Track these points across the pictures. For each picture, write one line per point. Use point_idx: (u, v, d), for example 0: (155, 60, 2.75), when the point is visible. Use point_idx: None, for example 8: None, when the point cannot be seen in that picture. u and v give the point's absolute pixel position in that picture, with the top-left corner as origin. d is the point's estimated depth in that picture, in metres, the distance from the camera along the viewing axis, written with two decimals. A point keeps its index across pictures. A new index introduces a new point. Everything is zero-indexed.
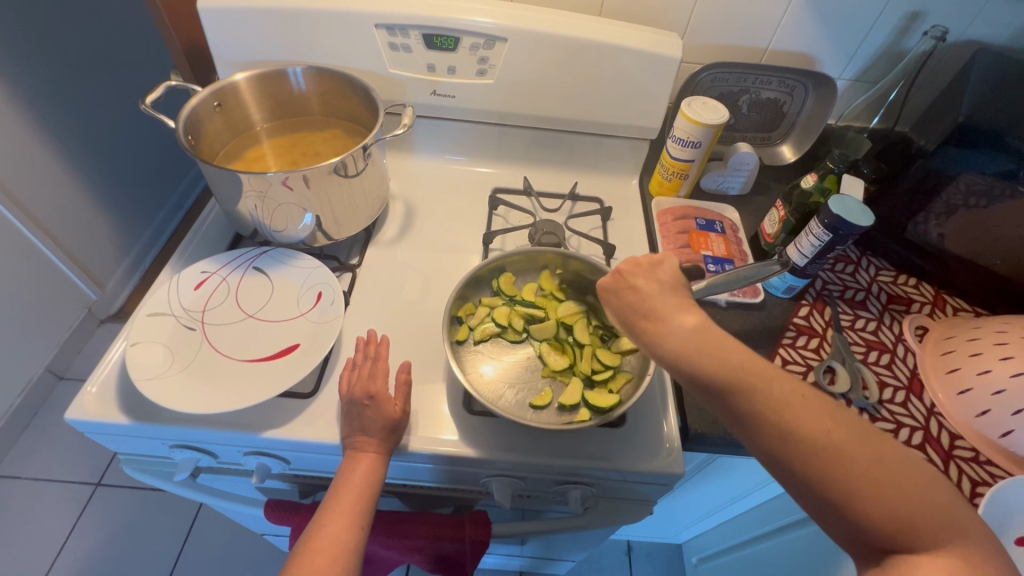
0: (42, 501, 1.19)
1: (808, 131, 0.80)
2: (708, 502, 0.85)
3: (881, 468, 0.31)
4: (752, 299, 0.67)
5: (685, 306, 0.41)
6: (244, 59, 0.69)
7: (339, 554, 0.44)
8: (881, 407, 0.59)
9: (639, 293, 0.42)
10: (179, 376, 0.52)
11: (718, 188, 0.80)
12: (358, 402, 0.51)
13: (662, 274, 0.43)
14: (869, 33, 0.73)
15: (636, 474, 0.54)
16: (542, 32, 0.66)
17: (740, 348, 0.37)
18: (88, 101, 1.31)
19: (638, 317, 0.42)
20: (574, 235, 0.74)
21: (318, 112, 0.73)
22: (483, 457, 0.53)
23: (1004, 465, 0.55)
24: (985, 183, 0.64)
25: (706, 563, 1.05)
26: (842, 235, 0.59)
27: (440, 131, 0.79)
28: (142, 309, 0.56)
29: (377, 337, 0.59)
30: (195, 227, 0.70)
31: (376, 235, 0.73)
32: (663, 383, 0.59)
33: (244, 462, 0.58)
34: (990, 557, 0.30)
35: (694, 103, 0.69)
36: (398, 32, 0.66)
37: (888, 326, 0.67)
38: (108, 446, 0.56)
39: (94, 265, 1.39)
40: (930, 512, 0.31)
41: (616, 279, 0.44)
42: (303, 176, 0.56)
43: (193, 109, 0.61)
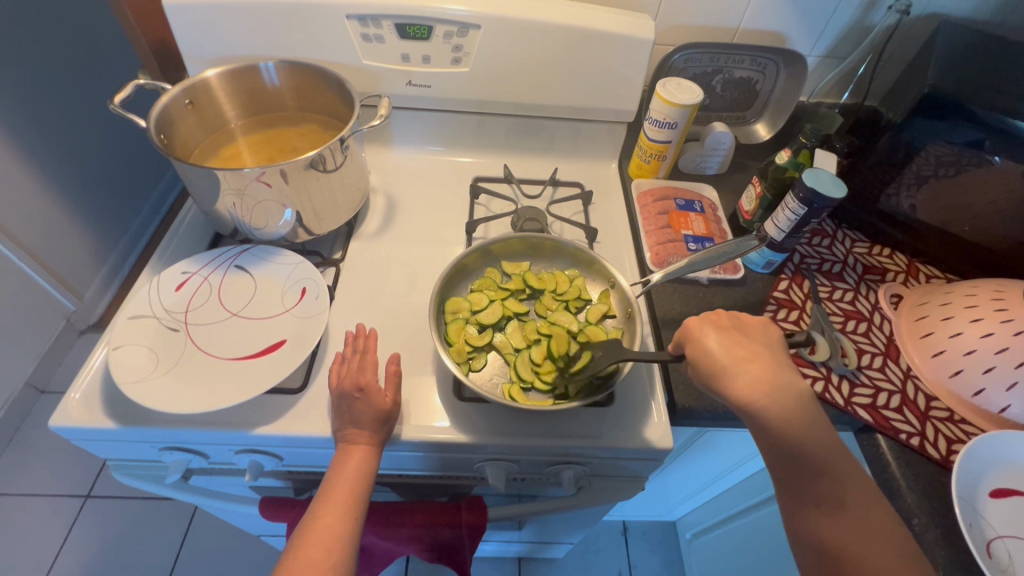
0: (29, 516, 1.17)
1: (782, 107, 0.81)
2: (699, 477, 0.87)
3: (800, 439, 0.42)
4: (733, 275, 0.69)
5: None
6: (214, 56, 0.68)
7: (334, 545, 0.44)
8: (859, 372, 0.61)
9: None
10: (165, 378, 0.51)
11: (696, 168, 0.81)
12: (349, 394, 0.51)
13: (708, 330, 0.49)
14: (837, 9, 0.74)
15: (626, 451, 0.55)
16: (513, 18, 0.66)
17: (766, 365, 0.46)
18: (55, 105, 1.28)
19: None
20: (556, 221, 0.75)
21: (293, 107, 0.72)
22: (475, 441, 0.54)
23: (976, 422, 0.57)
24: (954, 153, 0.65)
25: (700, 537, 1.08)
26: (817, 208, 0.61)
27: (417, 122, 0.79)
28: (123, 312, 0.55)
29: (365, 330, 0.59)
30: (173, 228, 0.69)
31: (359, 229, 0.73)
32: (650, 361, 0.61)
33: (236, 461, 0.57)
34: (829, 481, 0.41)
35: (669, 85, 0.70)
36: (371, 23, 0.66)
37: (864, 296, 0.68)
38: (97, 452, 0.55)
39: (70, 275, 1.35)
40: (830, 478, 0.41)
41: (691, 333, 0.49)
42: (280, 172, 0.55)
43: (164, 107, 0.60)
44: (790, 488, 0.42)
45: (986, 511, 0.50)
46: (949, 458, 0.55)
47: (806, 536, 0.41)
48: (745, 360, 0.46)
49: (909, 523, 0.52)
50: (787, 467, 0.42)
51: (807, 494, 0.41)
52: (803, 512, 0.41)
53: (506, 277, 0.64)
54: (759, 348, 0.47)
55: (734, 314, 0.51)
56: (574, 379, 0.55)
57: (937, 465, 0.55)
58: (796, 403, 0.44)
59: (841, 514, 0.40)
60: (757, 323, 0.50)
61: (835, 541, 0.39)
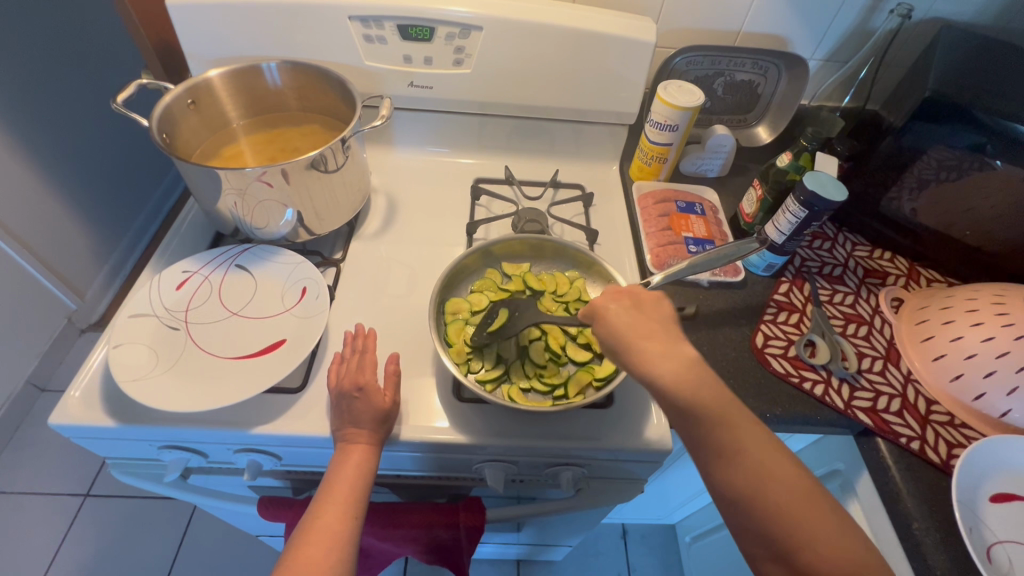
0: (28, 515, 1.17)
1: (783, 110, 0.81)
2: (698, 480, 0.87)
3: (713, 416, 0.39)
4: (734, 277, 0.69)
5: (652, 331, 0.43)
6: (217, 56, 0.68)
7: (333, 544, 0.44)
8: (860, 376, 0.61)
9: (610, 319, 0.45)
10: (164, 376, 0.51)
11: (697, 170, 0.81)
12: (348, 394, 0.51)
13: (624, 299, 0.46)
14: (839, 13, 0.74)
15: (624, 453, 0.55)
16: (514, 19, 0.66)
17: (656, 339, 0.42)
18: (59, 105, 1.28)
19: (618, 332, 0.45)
20: (557, 222, 0.75)
21: (296, 107, 0.73)
22: (474, 442, 0.54)
23: (977, 426, 0.57)
24: (956, 157, 0.65)
25: (700, 541, 1.07)
26: (818, 211, 0.61)
27: (419, 123, 0.79)
28: (123, 310, 0.55)
29: (364, 330, 0.58)
30: (175, 227, 0.69)
31: (359, 229, 0.73)
32: None
33: (235, 460, 0.57)
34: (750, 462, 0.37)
35: (670, 87, 0.70)
36: (373, 23, 0.66)
37: (865, 299, 0.68)
38: (96, 450, 0.55)
39: (72, 274, 1.36)
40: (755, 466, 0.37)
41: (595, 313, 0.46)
42: (281, 171, 0.56)
43: (167, 106, 0.60)
44: (691, 444, 0.40)
45: (985, 516, 0.50)
46: (949, 463, 0.54)
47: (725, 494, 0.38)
48: (642, 335, 0.43)
49: (908, 528, 0.52)
50: (687, 424, 0.39)
51: (708, 445, 0.39)
52: (711, 467, 0.39)
53: (506, 279, 0.64)
54: (653, 325, 0.44)
55: (635, 290, 0.47)
56: (572, 381, 0.55)
57: (937, 469, 0.54)
58: (681, 357, 0.41)
59: (741, 460, 0.37)
60: (655, 299, 0.46)
61: (750, 494, 0.37)
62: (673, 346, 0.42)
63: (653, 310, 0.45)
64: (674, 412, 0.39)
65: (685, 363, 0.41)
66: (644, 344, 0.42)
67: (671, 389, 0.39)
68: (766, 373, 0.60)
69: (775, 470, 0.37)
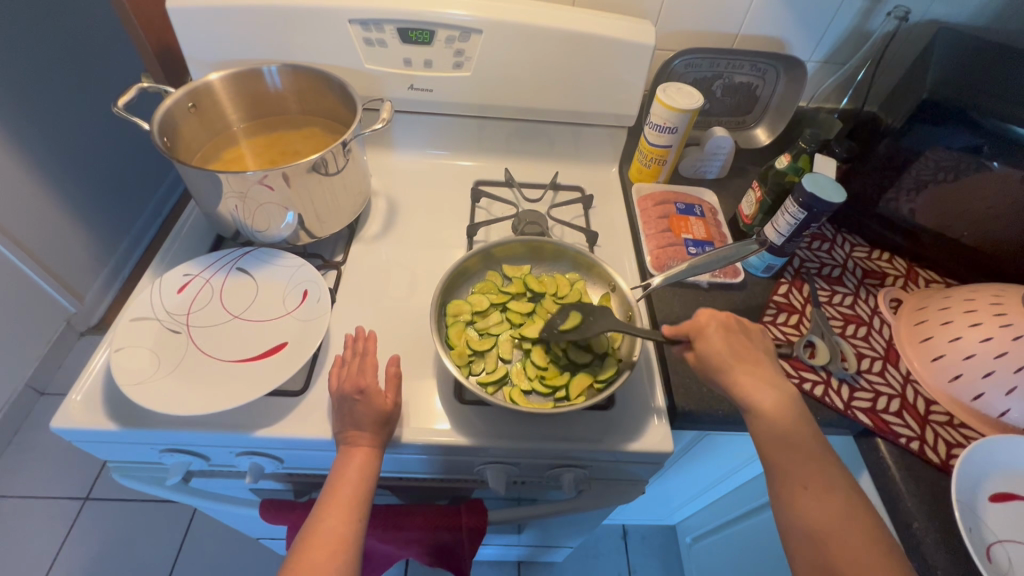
0: (28, 519, 1.17)
1: (781, 112, 0.81)
2: (698, 481, 0.87)
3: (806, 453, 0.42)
4: (733, 279, 0.69)
5: (750, 360, 0.48)
6: (217, 59, 0.68)
7: (337, 549, 0.45)
8: (859, 376, 0.61)
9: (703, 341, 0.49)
10: (166, 380, 0.51)
11: (696, 172, 0.81)
12: (350, 397, 0.51)
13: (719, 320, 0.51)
14: (836, 15, 0.75)
15: (626, 454, 0.55)
16: (514, 23, 0.66)
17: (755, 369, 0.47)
18: (58, 108, 1.28)
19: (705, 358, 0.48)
20: (557, 224, 0.75)
21: (296, 110, 0.73)
22: (476, 444, 0.54)
23: (976, 426, 0.57)
24: (953, 158, 0.66)
25: (700, 542, 1.07)
26: (817, 212, 0.61)
27: (419, 126, 0.79)
28: (125, 314, 0.55)
29: (364, 333, 0.59)
30: (175, 230, 0.69)
31: (359, 232, 0.73)
32: (651, 366, 0.61)
33: (236, 463, 0.57)
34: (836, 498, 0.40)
35: (669, 90, 0.70)
36: (373, 27, 0.66)
37: (864, 300, 0.69)
38: (97, 454, 0.55)
39: (71, 278, 1.36)
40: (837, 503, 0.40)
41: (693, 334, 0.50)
42: (282, 175, 0.56)
43: (168, 110, 0.60)
44: (779, 472, 0.43)
45: (984, 516, 0.50)
46: (948, 463, 0.55)
47: (792, 520, 0.41)
48: (747, 362, 0.48)
49: (909, 528, 0.53)
50: (778, 453, 0.43)
51: (792, 474, 0.42)
52: (791, 495, 0.41)
53: (507, 281, 0.64)
54: (758, 354, 0.49)
55: (741, 319, 0.51)
56: (573, 383, 0.55)
57: (936, 469, 0.55)
58: (786, 400, 0.45)
59: (829, 498, 0.40)
60: (760, 331, 0.51)
61: (825, 527, 0.39)
62: (778, 378, 0.47)
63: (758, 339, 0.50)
64: (762, 436, 0.44)
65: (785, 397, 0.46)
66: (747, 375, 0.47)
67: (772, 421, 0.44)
68: None
69: (853, 512, 0.40)
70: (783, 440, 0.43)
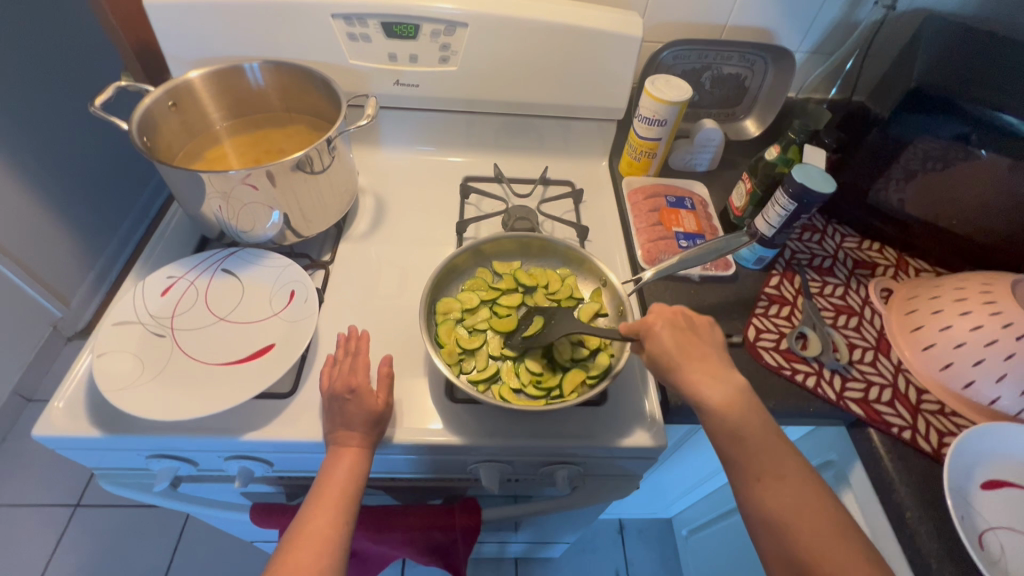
0: (18, 527, 1.15)
1: (770, 104, 0.81)
2: (693, 474, 0.87)
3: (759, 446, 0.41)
4: (724, 271, 0.69)
5: (703, 356, 0.46)
6: (198, 56, 0.67)
7: (324, 548, 0.44)
8: (851, 367, 0.61)
9: (656, 341, 0.47)
10: (151, 385, 0.50)
11: (686, 165, 0.81)
12: (340, 396, 0.51)
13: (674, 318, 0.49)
14: (824, 5, 0.74)
15: (619, 450, 0.55)
16: (499, 16, 0.65)
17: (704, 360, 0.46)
18: (38, 109, 1.26)
19: (661, 357, 0.47)
20: (547, 219, 0.74)
21: (280, 107, 0.71)
22: (468, 443, 0.53)
23: (967, 414, 0.57)
24: (941, 148, 0.66)
25: (696, 534, 1.08)
26: (807, 204, 0.61)
27: (406, 122, 0.78)
28: (107, 318, 0.54)
29: (358, 331, 0.58)
30: (159, 232, 0.68)
31: (347, 231, 0.72)
32: (642, 358, 0.60)
33: (226, 468, 0.56)
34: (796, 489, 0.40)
35: (657, 82, 0.70)
36: (357, 21, 0.65)
37: (855, 290, 0.69)
38: (82, 462, 0.54)
39: (57, 283, 1.34)
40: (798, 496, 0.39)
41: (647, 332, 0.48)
42: (266, 173, 0.55)
43: (147, 109, 0.59)
44: (734, 466, 0.42)
45: (977, 502, 0.51)
46: (940, 451, 0.55)
47: (754, 514, 0.40)
48: (696, 356, 0.46)
49: (902, 517, 0.53)
50: (731, 447, 0.42)
51: (749, 467, 0.41)
52: (748, 490, 0.41)
53: (496, 277, 0.64)
54: (705, 347, 0.47)
55: (688, 314, 0.50)
56: (566, 379, 0.54)
57: (928, 458, 0.55)
58: (733, 390, 0.44)
59: (782, 487, 0.40)
60: (708, 325, 0.49)
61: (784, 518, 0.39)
62: (726, 372, 0.45)
63: (706, 334, 0.49)
64: (716, 433, 0.43)
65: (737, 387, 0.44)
66: (698, 368, 0.45)
67: (718, 408, 0.43)
68: (758, 366, 0.60)
69: (810, 501, 0.39)
70: (735, 431, 0.42)
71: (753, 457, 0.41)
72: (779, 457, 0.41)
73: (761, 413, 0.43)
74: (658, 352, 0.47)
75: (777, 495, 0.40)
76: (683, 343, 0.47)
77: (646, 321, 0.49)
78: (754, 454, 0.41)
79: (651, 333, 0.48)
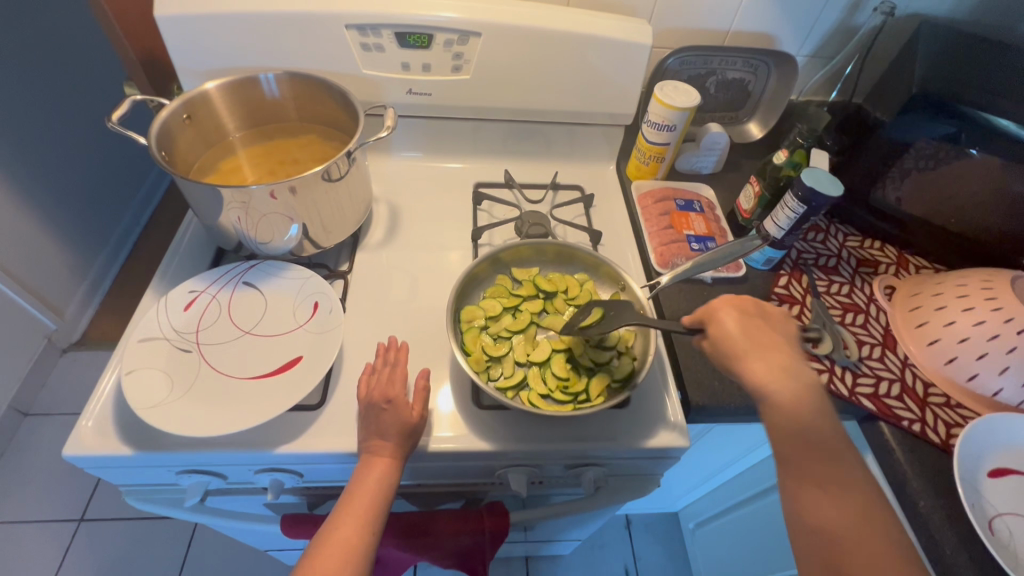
0: (21, 544, 1.13)
1: (773, 107, 0.83)
2: (702, 469, 0.89)
3: (824, 453, 0.42)
4: (735, 273, 0.71)
5: (764, 347, 0.47)
6: (210, 67, 0.66)
7: (349, 557, 0.45)
8: (861, 363, 0.63)
9: (721, 327, 0.49)
10: (182, 401, 0.50)
11: (692, 168, 0.83)
12: (376, 406, 0.51)
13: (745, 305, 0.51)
14: (823, 11, 0.76)
15: (645, 451, 0.56)
16: (510, 25, 0.66)
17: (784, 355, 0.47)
18: (26, 117, 1.23)
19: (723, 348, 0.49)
20: (560, 224, 0.75)
21: (294, 117, 0.71)
22: (498, 449, 0.54)
23: (972, 406, 0.60)
24: (933, 147, 0.68)
25: (704, 527, 1.10)
26: (815, 207, 0.63)
27: (416, 130, 0.78)
28: (133, 334, 0.54)
29: (397, 343, 0.58)
30: (174, 245, 0.67)
31: (363, 240, 0.72)
32: (662, 360, 0.62)
33: (255, 480, 0.57)
34: (860, 498, 0.41)
35: (666, 88, 0.71)
36: (370, 32, 0.65)
37: (860, 288, 0.71)
38: (110, 479, 0.54)
39: (51, 294, 1.31)
40: (854, 504, 0.40)
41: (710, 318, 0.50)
42: (288, 186, 0.55)
43: (164, 122, 0.58)
44: (794, 468, 0.43)
45: (985, 490, 0.53)
46: (949, 443, 0.57)
47: (803, 513, 0.41)
48: (763, 346, 0.48)
49: (915, 506, 0.55)
50: (790, 446, 0.43)
51: (810, 470, 0.42)
52: (802, 491, 0.42)
53: (515, 284, 0.65)
54: (777, 338, 0.48)
55: (761, 303, 0.52)
56: (592, 384, 0.56)
57: (938, 449, 0.57)
58: (806, 390, 0.45)
59: (845, 498, 0.41)
60: (782, 317, 0.51)
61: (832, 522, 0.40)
62: (791, 363, 0.47)
63: (782, 326, 0.50)
64: (776, 427, 0.44)
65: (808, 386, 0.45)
66: (762, 365, 0.46)
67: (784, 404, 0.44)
68: None
69: (861, 511, 0.40)
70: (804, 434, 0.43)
71: (817, 460, 0.42)
72: (845, 466, 0.42)
73: (788, 414, 0.45)
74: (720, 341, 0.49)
75: (840, 500, 0.41)
76: (755, 335, 0.48)
77: (713, 305, 0.51)
78: (817, 456, 0.42)
79: (716, 319, 0.50)
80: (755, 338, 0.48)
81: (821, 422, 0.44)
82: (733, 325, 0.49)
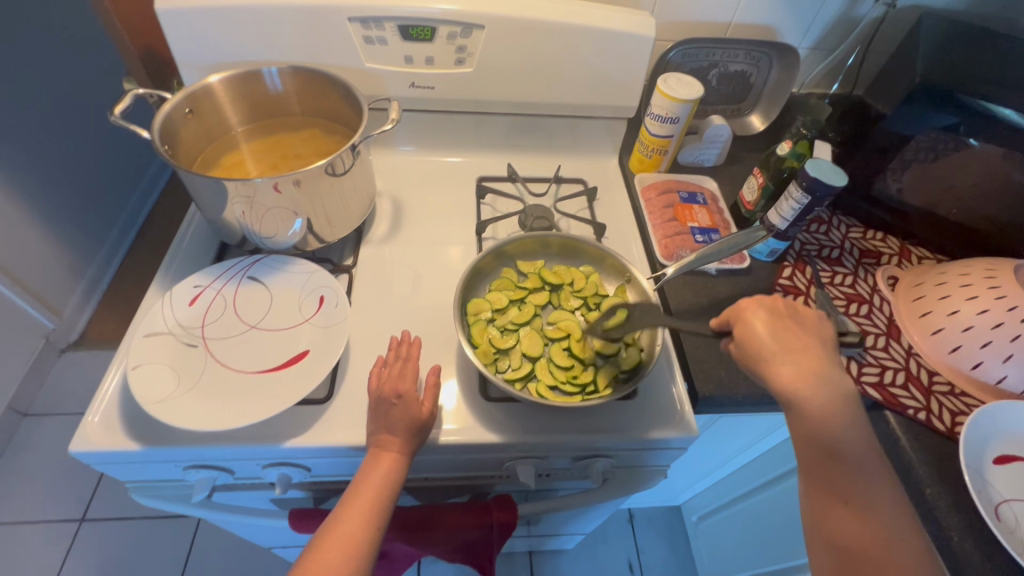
0: (22, 544, 1.13)
1: (775, 99, 0.83)
2: (706, 461, 0.90)
3: (853, 470, 0.43)
4: (739, 265, 0.71)
5: (794, 351, 0.47)
6: (212, 62, 0.66)
7: (353, 551, 0.45)
8: (866, 352, 0.63)
9: (748, 328, 0.49)
10: (190, 396, 0.50)
11: (695, 160, 0.83)
12: (387, 400, 0.51)
13: (774, 306, 0.51)
14: (825, 3, 0.77)
15: (653, 441, 0.56)
16: (514, 17, 0.66)
17: (813, 357, 0.47)
18: (23, 116, 1.22)
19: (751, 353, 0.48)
20: (563, 218, 0.75)
21: (297, 111, 0.71)
22: (507, 441, 0.54)
23: (975, 394, 0.60)
24: (930, 139, 0.69)
25: (706, 520, 1.11)
26: (820, 197, 0.63)
27: (419, 123, 0.78)
28: (137, 330, 0.54)
29: (410, 337, 0.58)
30: (177, 241, 0.67)
31: (367, 234, 0.72)
32: (668, 353, 0.62)
33: (263, 475, 0.57)
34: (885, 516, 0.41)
35: (669, 80, 0.71)
36: (373, 25, 0.65)
37: (863, 279, 0.71)
38: (116, 476, 0.54)
39: (49, 294, 1.30)
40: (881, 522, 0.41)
41: (739, 321, 0.50)
42: (292, 179, 0.55)
43: (167, 116, 0.58)
44: (817, 482, 0.44)
45: (989, 477, 0.54)
46: (953, 431, 0.58)
47: (825, 524, 0.43)
48: (794, 349, 0.47)
49: (921, 493, 0.55)
50: (818, 458, 0.44)
51: (838, 485, 0.43)
52: (830, 505, 0.42)
53: (521, 276, 0.65)
54: (809, 339, 0.48)
55: (792, 304, 0.51)
56: (600, 376, 0.56)
57: (943, 437, 0.58)
58: (837, 398, 0.45)
59: (872, 516, 0.41)
60: (815, 317, 0.50)
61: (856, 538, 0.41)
62: (821, 366, 0.46)
63: (815, 326, 0.50)
64: (801, 437, 0.45)
65: (839, 393, 0.45)
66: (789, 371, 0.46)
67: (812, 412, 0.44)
68: None
69: (892, 529, 0.41)
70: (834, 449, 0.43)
71: (845, 477, 0.43)
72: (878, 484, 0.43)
73: (802, 405, 0.45)
74: (749, 342, 0.49)
75: (864, 518, 0.42)
76: (785, 337, 0.48)
77: (740, 306, 0.51)
78: (845, 472, 0.43)
79: (746, 320, 0.50)
80: (783, 340, 0.48)
81: (854, 433, 0.44)
82: (762, 328, 0.49)
